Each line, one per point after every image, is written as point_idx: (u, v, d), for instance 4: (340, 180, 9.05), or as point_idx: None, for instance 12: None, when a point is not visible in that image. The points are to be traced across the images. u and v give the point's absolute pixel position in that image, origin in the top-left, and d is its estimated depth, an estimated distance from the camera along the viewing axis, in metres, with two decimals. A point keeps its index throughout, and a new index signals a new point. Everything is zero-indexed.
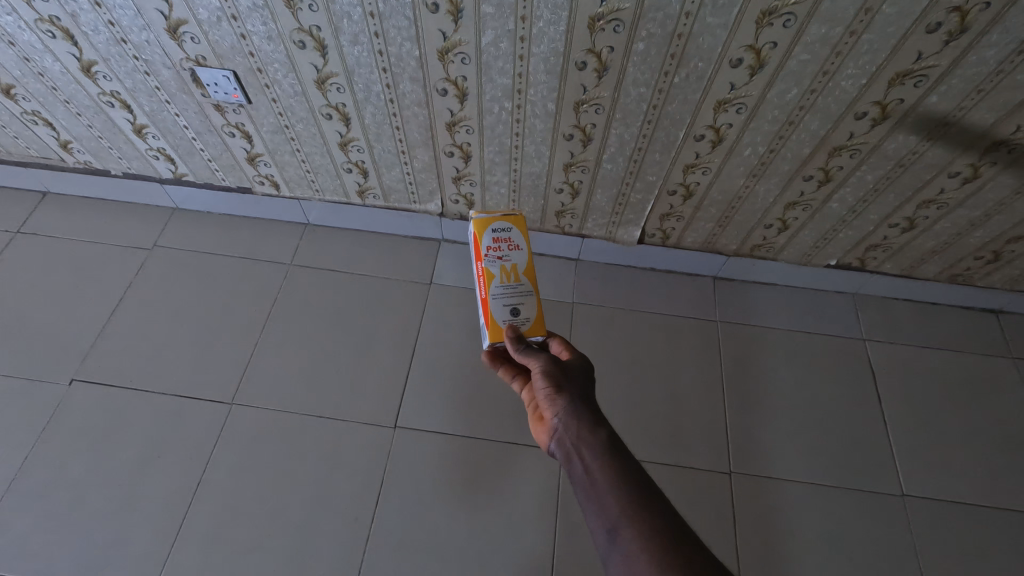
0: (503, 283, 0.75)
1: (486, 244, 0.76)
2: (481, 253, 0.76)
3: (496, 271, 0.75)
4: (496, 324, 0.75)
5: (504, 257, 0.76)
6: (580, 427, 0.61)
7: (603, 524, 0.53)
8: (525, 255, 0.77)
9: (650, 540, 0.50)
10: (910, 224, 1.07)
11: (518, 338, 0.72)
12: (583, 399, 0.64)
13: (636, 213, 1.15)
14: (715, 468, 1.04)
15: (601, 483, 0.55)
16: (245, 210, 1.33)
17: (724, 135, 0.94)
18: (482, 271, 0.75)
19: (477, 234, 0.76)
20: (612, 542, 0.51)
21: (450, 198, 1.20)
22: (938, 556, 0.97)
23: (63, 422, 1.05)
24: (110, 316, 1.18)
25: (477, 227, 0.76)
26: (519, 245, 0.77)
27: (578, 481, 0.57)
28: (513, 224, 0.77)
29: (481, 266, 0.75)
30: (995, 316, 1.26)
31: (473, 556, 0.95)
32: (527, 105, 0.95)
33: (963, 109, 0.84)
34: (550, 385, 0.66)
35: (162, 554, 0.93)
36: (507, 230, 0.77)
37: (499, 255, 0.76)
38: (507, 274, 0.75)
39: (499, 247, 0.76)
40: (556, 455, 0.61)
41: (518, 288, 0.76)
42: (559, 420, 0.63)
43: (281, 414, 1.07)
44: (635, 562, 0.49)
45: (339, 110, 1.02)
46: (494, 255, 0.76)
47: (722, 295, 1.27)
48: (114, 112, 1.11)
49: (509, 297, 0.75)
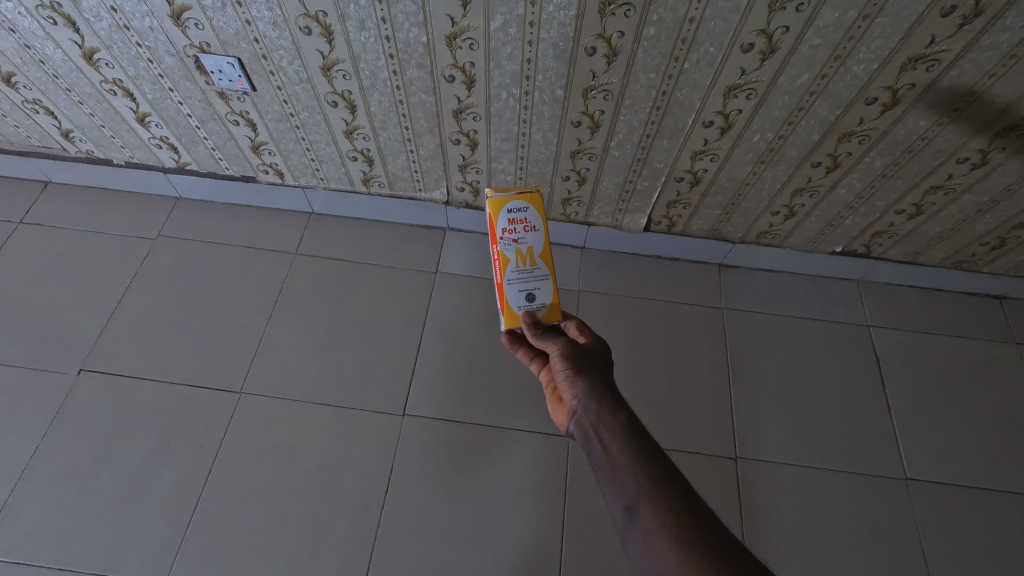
0: (519, 267, 0.76)
1: (501, 226, 0.76)
2: (497, 236, 0.76)
3: (511, 255, 0.76)
4: (512, 310, 0.76)
5: (520, 239, 0.76)
6: (599, 408, 0.62)
7: (621, 501, 0.53)
8: (542, 237, 0.77)
9: (668, 518, 0.51)
10: (917, 210, 1.07)
11: (535, 323, 0.73)
12: (602, 381, 0.65)
13: (643, 200, 1.15)
14: (721, 453, 1.05)
15: (620, 461, 0.56)
16: (249, 199, 1.33)
17: (733, 121, 0.94)
18: (498, 254, 0.76)
19: (492, 216, 0.76)
20: (631, 520, 0.52)
21: (456, 186, 1.20)
22: (940, 538, 0.99)
23: (73, 412, 1.05)
24: (117, 306, 1.18)
25: (492, 208, 0.76)
26: (535, 227, 0.77)
27: (596, 460, 0.58)
28: (529, 203, 0.77)
29: (496, 250, 0.76)
30: (998, 301, 1.27)
31: (483, 540, 0.96)
32: (535, 91, 0.94)
33: (975, 93, 0.83)
34: (569, 367, 0.67)
35: (175, 541, 0.95)
36: (523, 210, 0.76)
37: (515, 238, 0.76)
38: (522, 258, 0.76)
39: (514, 230, 0.76)
40: (575, 435, 0.62)
41: (534, 272, 0.76)
42: (578, 401, 0.64)
43: (290, 402, 1.08)
44: (653, 538, 0.50)
45: (345, 97, 1.01)
46: (509, 239, 0.76)
47: (727, 282, 1.28)
48: (116, 100, 1.10)
49: (525, 282, 0.76)
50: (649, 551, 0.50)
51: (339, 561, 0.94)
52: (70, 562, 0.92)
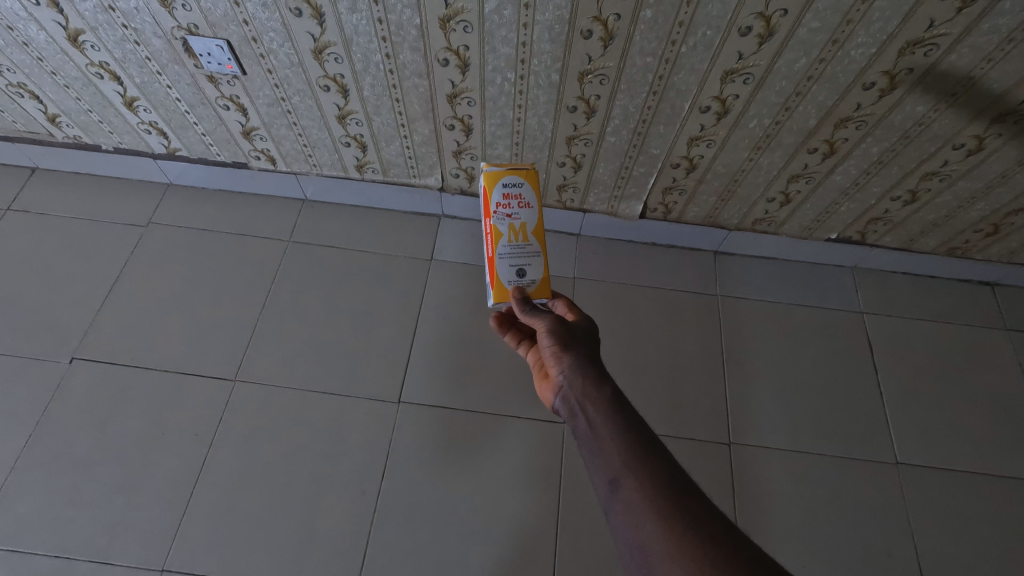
0: (511, 242, 0.76)
1: (495, 200, 0.76)
2: (491, 209, 0.76)
3: (504, 229, 0.75)
4: (501, 284, 0.76)
5: (514, 214, 0.76)
6: (585, 383, 0.62)
7: (605, 474, 0.54)
8: (535, 213, 0.76)
9: (650, 489, 0.51)
10: (912, 196, 1.07)
11: (524, 299, 0.73)
12: (588, 357, 0.65)
13: (638, 186, 1.14)
14: (715, 439, 1.06)
15: (604, 435, 0.56)
16: (241, 185, 1.31)
17: (730, 106, 0.93)
18: (490, 228, 0.76)
19: (487, 190, 0.76)
20: (614, 492, 0.52)
21: (450, 172, 1.19)
22: (929, 521, 1.00)
23: (66, 401, 1.05)
24: (108, 294, 1.17)
25: (487, 181, 0.76)
26: (530, 203, 0.76)
27: (581, 435, 0.58)
28: (524, 179, 0.77)
29: (489, 223, 0.76)
30: (990, 288, 1.28)
31: (479, 526, 0.97)
32: (530, 76, 0.93)
33: (972, 79, 0.83)
34: (556, 344, 0.67)
35: (172, 527, 0.95)
36: (518, 185, 0.76)
37: (509, 213, 0.76)
38: (515, 233, 0.76)
39: (508, 204, 0.76)
40: (561, 411, 0.63)
41: (526, 248, 0.76)
42: (564, 377, 0.64)
43: (285, 390, 1.08)
44: (635, 509, 0.50)
45: (337, 81, 1.00)
46: (503, 212, 0.76)
47: (722, 269, 1.28)
48: (103, 84, 1.08)
49: (516, 257, 0.76)
50: (631, 521, 0.50)
51: (336, 547, 0.94)
52: (66, 549, 0.92)
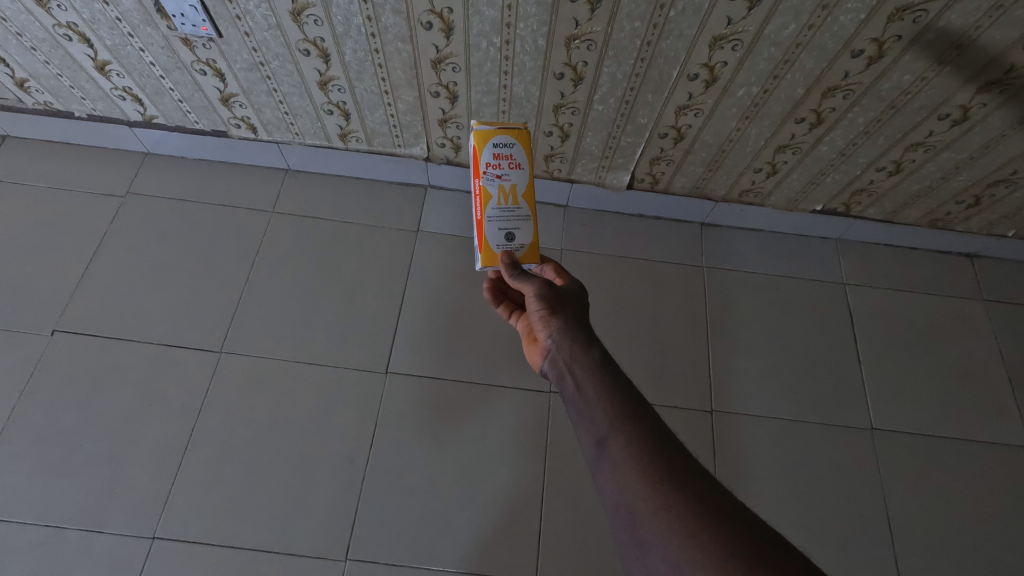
0: (501, 204, 0.75)
1: (485, 160, 0.75)
2: (480, 169, 0.75)
3: (493, 190, 0.75)
4: (490, 248, 0.75)
5: (504, 175, 0.75)
6: (573, 347, 0.63)
7: (592, 436, 0.55)
8: (526, 175, 0.76)
9: (637, 449, 0.52)
10: (897, 167, 1.08)
11: (512, 263, 0.72)
12: (577, 322, 0.66)
13: (626, 156, 1.14)
14: (698, 407, 1.08)
15: (592, 397, 0.57)
16: (221, 154, 1.28)
17: (718, 74, 0.92)
18: (480, 189, 0.75)
19: (477, 149, 0.75)
20: (601, 452, 0.53)
21: (436, 141, 1.17)
22: (901, 484, 1.04)
23: (48, 373, 1.04)
24: (88, 265, 1.15)
25: (477, 140, 0.75)
26: (520, 164, 0.76)
27: (570, 397, 0.59)
28: (515, 139, 0.76)
29: (479, 184, 0.75)
30: (970, 260, 1.30)
31: (467, 492, 0.99)
32: (516, 40, 0.91)
33: (960, 46, 0.83)
34: (545, 308, 0.67)
35: (161, 497, 0.96)
36: (509, 146, 0.76)
37: (499, 173, 0.75)
38: (505, 195, 0.75)
39: (498, 164, 0.75)
40: (550, 375, 0.64)
41: (516, 211, 0.76)
42: (553, 341, 0.64)
43: (272, 362, 1.08)
44: (622, 468, 0.51)
45: (317, 45, 0.96)
46: (492, 173, 0.75)
47: (709, 241, 1.28)
48: (72, 46, 1.03)
49: (506, 220, 0.75)
50: (618, 480, 0.51)
51: (326, 513, 0.96)
52: (56, 518, 0.93)
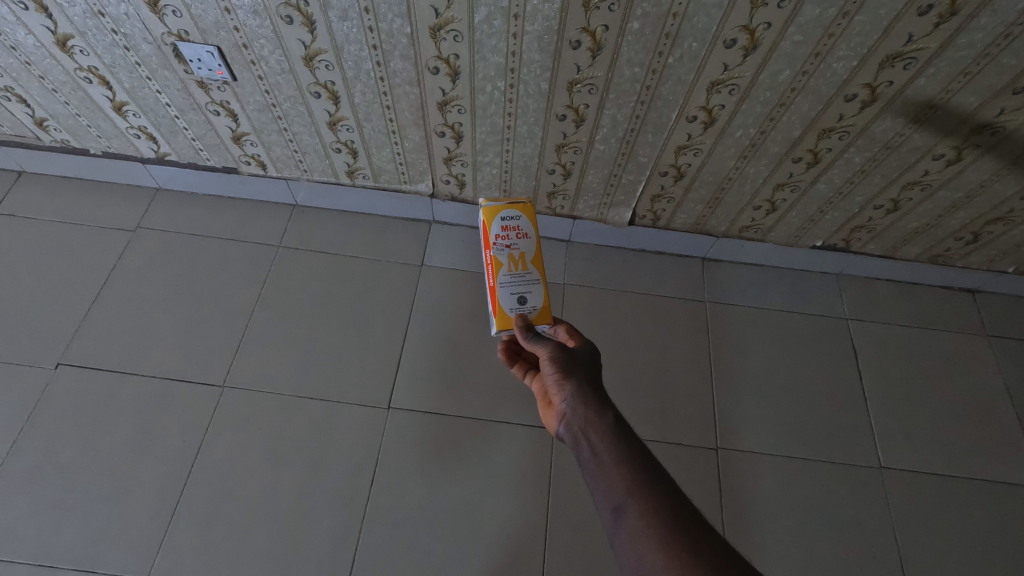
0: (512, 271, 0.76)
1: (494, 232, 0.77)
2: (490, 241, 0.77)
3: (503, 259, 0.76)
4: (504, 312, 0.76)
5: (513, 244, 0.77)
6: (587, 410, 0.63)
7: (609, 504, 0.55)
8: (533, 243, 0.78)
9: (655, 520, 0.52)
10: (894, 205, 1.09)
11: (525, 324, 0.73)
12: (591, 383, 0.66)
13: (627, 194, 1.16)
14: (703, 445, 1.07)
15: (608, 464, 0.57)
16: (231, 190, 1.31)
17: (716, 116, 0.95)
18: (490, 259, 0.77)
19: (486, 223, 0.78)
20: (618, 521, 0.53)
21: (441, 179, 1.19)
22: (913, 525, 1.02)
23: (51, 407, 1.04)
24: (95, 299, 1.16)
25: (486, 215, 0.78)
26: (527, 233, 0.78)
27: (585, 462, 0.59)
28: (522, 211, 0.79)
29: (489, 254, 0.77)
30: (971, 295, 1.30)
31: (468, 532, 0.97)
32: (520, 84, 0.94)
33: (949, 92, 0.85)
34: (558, 370, 0.67)
35: (158, 535, 0.94)
36: (515, 218, 0.78)
37: (508, 243, 0.77)
38: (515, 262, 0.77)
39: (507, 235, 0.77)
40: (564, 438, 0.64)
41: (526, 276, 0.77)
42: (567, 403, 0.65)
43: (274, 397, 1.07)
44: (640, 539, 0.51)
45: (328, 88, 1.00)
46: (502, 244, 0.77)
47: (710, 275, 1.29)
48: (92, 88, 1.07)
49: (517, 285, 0.76)
50: (636, 551, 0.51)
51: (325, 554, 0.94)
52: (50, 557, 0.91)
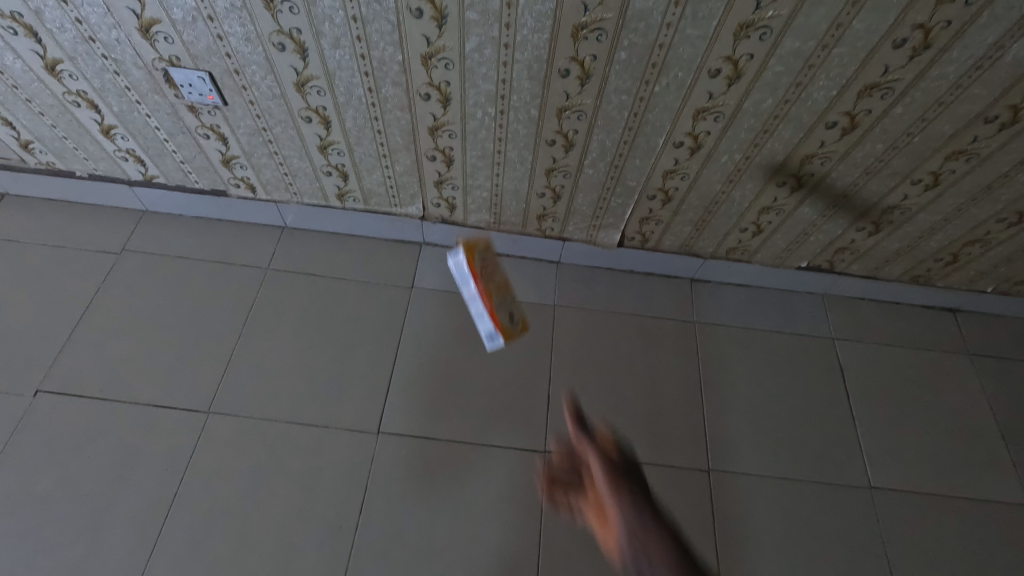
0: (500, 293, 0.90)
1: (478, 265, 0.87)
2: (477, 274, 0.87)
3: (491, 286, 0.88)
4: (507, 329, 0.89)
5: (493, 273, 0.91)
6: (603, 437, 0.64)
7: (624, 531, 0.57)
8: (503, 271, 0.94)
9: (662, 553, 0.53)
10: (876, 227, 1.12)
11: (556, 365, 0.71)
12: None
13: (616, 217, 1.17)
14: (694, 467, 1.07)
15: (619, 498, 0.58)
16: (219, 212, 1.30)
17: (702, 142, 0.97)
18: (481, 289, 0.87)
19: (468, 260, 0.86)
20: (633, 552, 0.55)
21: (431, 201, 1.20)
22: (904, 545, 1.02)
23: (29, 435, 1.01)
24: (77, 323, 1.14)
25: (465, 254, 0.87)
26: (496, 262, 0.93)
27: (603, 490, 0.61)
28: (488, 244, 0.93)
29: (479, 286, 0.86)
30: (952, 314, 1.33)
31: (459, 560, 0.95)
32: (510, 110, 0.95)
33: (926, 120, 0.88)
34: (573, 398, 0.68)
35: (137, 568, 0.91)
36: (486, 251, 0.91)
37: (490, 274, 0.90)
38: (499, 287, 0.91)
39: (486, 267, 0.89)
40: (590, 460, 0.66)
41: (508, 297, 0.93)
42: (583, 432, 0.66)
43: (260, 423, 1.05)
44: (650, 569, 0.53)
45: (319, 113, 1.01)
46: (487, 281, 0.88)
47: (699, 296, 1.30)
48: (80, 112, 1.07)
49: (506, 305, 0.91)
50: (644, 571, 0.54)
51: None
52: None
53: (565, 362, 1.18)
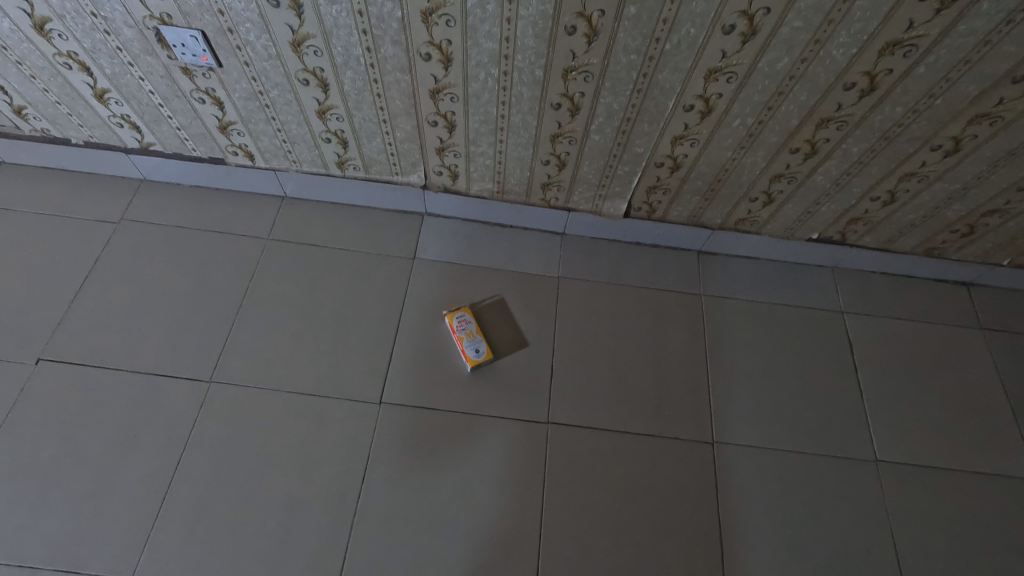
0: (472, 337, 1.12)
1: (457, 319, 1.13)
2: (454, 326, 1.13)
3: (464, 333, 1.12)
4: (478, 357, 1.10)
5: (466, 328, 1.12)
6: None
7: None
8: (475, 325, 1.14)
9: None
10: (891, 197, 1.09)
11: None
12: None
13: (623, 185, 1.14)
14: (698, 438, 1.06)
15: None
16: (218, 181, 1.28)
17: (713, 105, 0.93)
18: (458, 334, 1.12)
19: (450, 318, 1.14)
20: None
21: (434, 169, 1.17)
22: (908, 517, 1.02)
23: (32, 403, 1.01)
24: (77, 293, 1.13)
25: (448, 317, 1.14)
26: (468, 320, 1.13)
27: None
28: (464, 311, 1.15)
29: (457, 333, 1.12)
30: (966, 288, 1.30)
31: (460, 528, 0.95)
32: (513, 71, 0.92)
33: (949, 81, 0.84)
34: None
35: (143, 533, 0.91)
36: (462, 317, 1.14)
37: (464, 326, 1.13)
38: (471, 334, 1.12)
39: (461, 324, 1.13)
40: None
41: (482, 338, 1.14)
42: None
43: (262, 392, 1.05)
44: None
45: (316, 75, 0.97)
46: (462, 326, 1.12)
47: (706, 269, 1.28)
48: (72, 74, 1.04)
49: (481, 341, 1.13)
50: None
51: (314, 554, 0.92)
52: (28, 558, 0.88)
53: (569, 333, 1.16)
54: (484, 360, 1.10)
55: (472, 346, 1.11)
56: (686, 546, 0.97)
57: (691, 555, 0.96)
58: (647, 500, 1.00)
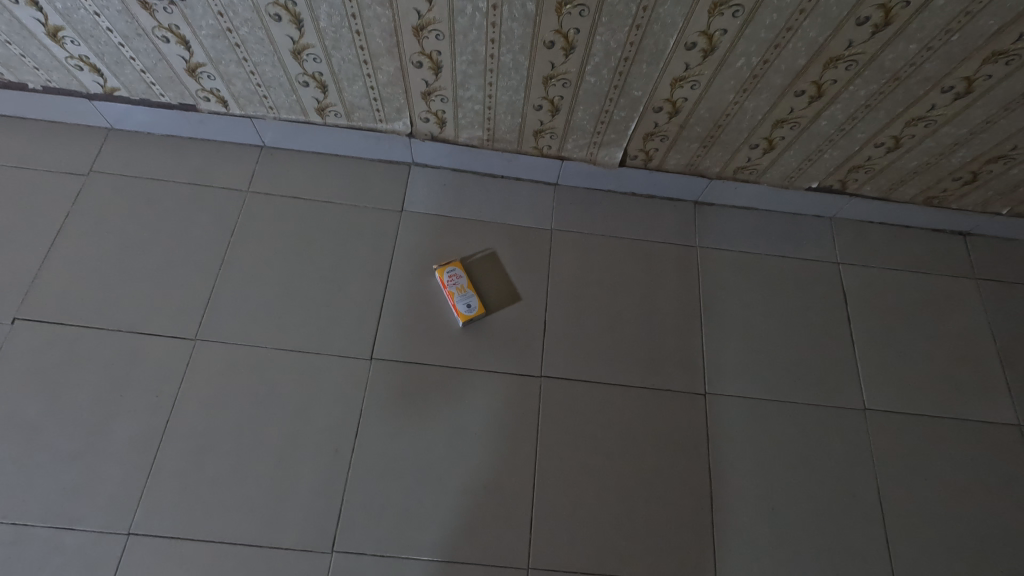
0: (463, 292, 1.09)
1: (448, 275, 1.10)
2: (445, 282, 1.10)
3: (455, 289, 1.09)
4: (469, 313, 1.08)
5: (457, 284, 1.10)
6: None
7: None
8: (466, 279, 1.11)
9: None
10: (896, 143, 1.05)
11: None
12: None
13: (619, 132, 1.09)
14: (691, 390, 1.07)
15: None
16: (190, 130, 1.20)
17: (717, 43, 0.88)
18: (449, 290, 1.09)
19: (440, 275, 1.11)
20: None
21: (419, 115, 1.10)
22: (893, 464, 1.04)
23: (11, 363, 0.98)
24: (48, 250, 1.08)
25: (439, 273, 1.11)
26: (459, 275, 1.11)
27: None
28: (455, 266, 1.12)
29: (448, 289, 1.09)
30: (962, 238, 1.28)
31: (454, 481, 0.96)
32: (503, 5, 0.85)
33: (968, 14, 0.79)
34: None
35: (136, 491, 0.91)
36: (453, 272, 1.11)
37: (455, 281, 1.10)
38: (462, 289, 1.09)
39: (453, 279, 1.10)
40: None
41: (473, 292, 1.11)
42: None
43: (250, 350, 1.03)
44: None
45: (289, 10, 0.90)
46: (453, 281, 1.10)
47: (702, 220, 1.25)
48: (19, 9, 0.95)
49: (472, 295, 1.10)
50: None
51: (309, 508, 0.93)
52: (22, 516, 0.88)
53: (562, 288, 1.14)
54: (476, 315, 1.08)
55: (463, 301, 1.08)
56: (676, 494, 0.99)
57: (681, 503, 0.98)
58: (639, 452, 1.01)
